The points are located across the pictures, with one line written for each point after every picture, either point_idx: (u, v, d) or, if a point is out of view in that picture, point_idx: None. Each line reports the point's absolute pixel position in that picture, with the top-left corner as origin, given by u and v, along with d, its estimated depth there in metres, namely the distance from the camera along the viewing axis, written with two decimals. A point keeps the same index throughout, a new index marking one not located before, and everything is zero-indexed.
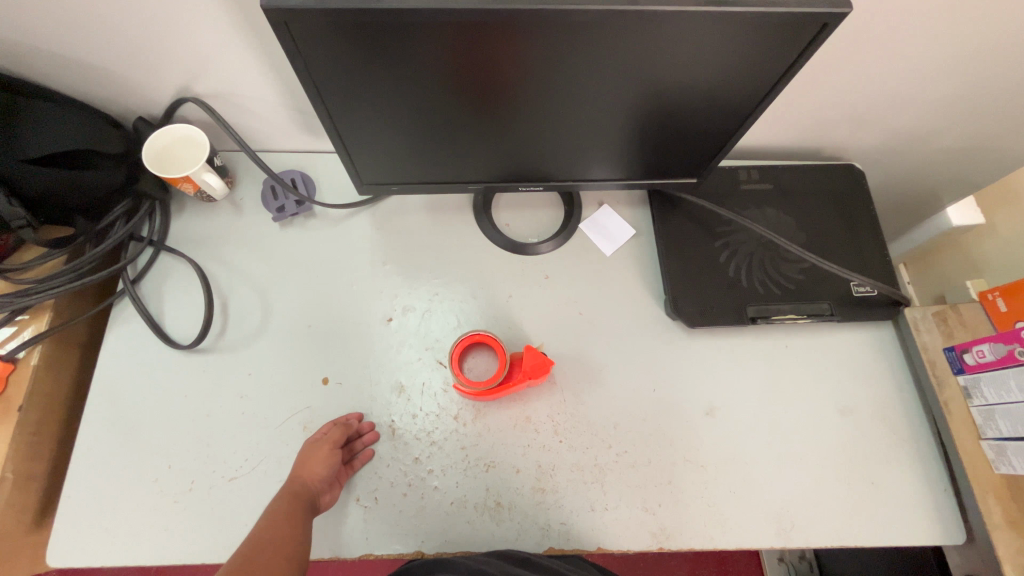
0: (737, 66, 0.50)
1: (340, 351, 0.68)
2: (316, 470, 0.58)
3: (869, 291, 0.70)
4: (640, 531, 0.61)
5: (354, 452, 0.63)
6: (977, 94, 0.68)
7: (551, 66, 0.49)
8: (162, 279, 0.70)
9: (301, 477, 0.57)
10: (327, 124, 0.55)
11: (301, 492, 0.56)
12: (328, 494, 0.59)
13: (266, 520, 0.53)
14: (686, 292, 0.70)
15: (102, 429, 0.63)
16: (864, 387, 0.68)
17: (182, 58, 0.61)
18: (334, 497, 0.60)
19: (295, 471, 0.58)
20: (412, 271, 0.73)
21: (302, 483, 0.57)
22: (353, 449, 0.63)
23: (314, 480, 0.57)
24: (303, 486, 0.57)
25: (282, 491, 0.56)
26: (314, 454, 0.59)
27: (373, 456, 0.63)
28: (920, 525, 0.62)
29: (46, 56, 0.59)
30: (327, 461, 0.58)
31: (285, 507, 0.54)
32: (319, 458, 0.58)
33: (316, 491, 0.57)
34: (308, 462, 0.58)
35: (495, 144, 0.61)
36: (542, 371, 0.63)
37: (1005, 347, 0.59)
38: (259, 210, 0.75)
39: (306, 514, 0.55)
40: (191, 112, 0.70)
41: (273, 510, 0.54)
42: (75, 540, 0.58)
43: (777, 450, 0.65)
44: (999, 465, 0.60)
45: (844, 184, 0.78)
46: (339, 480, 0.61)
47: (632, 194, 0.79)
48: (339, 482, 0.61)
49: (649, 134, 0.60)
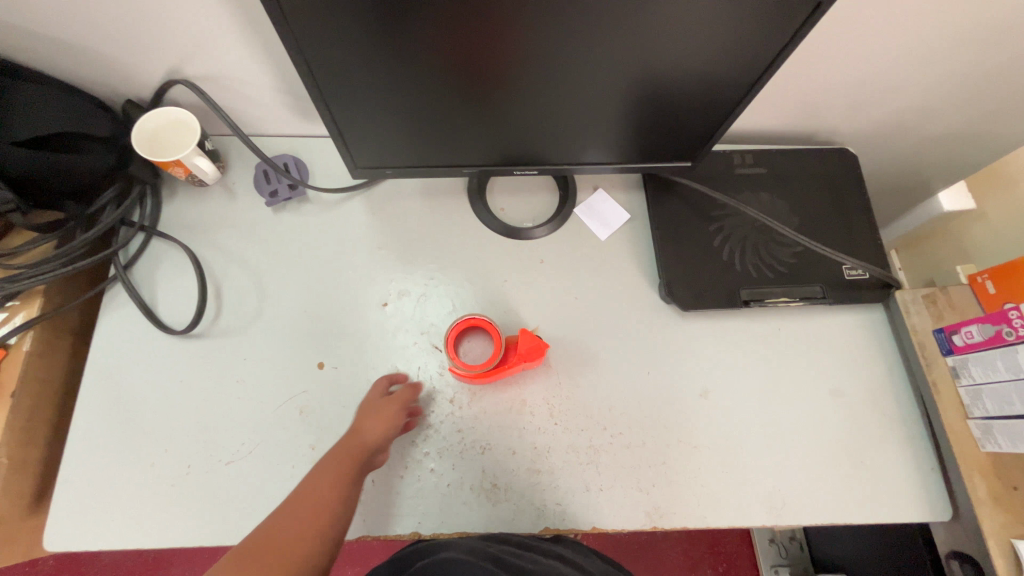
0: (730, 44, 0.50)
1: (335, 336, 0.68)
2: (379, 428, 0.59)
3: (860, 274, 0.71)
4: (635, 511, 0.61)
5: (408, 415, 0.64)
6: (970, 78, 0.69)
7: (545, 44, 0.49)
8: (155, 265, 0.70)
9: (362, 435, 0.58)
10: (320, 106, 0.54)
11: (359, 451, 0.57)
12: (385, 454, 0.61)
13: (319, 471, 0.55)
14: (681, 276, 0.70)
15: (97, 415, 0.62)
16: (855, 369, 0.69)
17: (173, 40, 0.60)
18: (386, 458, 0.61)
19: (358, 425, 0.59)
20: (408, 257, 0.73)
21: (361, 444, 0.58)
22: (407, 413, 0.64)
23: (375, 438, 0.58)
24: (363, 443, 0.58)
25: (342, 445, 0.57)
26: (381, 412, 0.60)
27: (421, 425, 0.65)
28: (909, 503, 0.63)
29: (32, 37, 0.58)
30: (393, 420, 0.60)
31: (342, 465, 0.55)
32: (385, 416, 0.59)
33: (373, 451, 0.58)
34: (372, 419, 0.59)
35: (489, 127, 0.60)
36: (537, 354, 0.63)
37: (993, 328, 0.60)
38: (251, 195, 0.74)
39: (359, 477, 0.56)
40: (181, 94, 0.69)
41: (329, 464, 0.55)
42: (72, 525, 0.58)
43: (769, 432, 0.66)
44: (985, 443, 0.62)
45: (837, 169, 0.78)
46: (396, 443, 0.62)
47: (626, 179, 0.79)
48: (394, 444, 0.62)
49: (644, 116, 0.60)
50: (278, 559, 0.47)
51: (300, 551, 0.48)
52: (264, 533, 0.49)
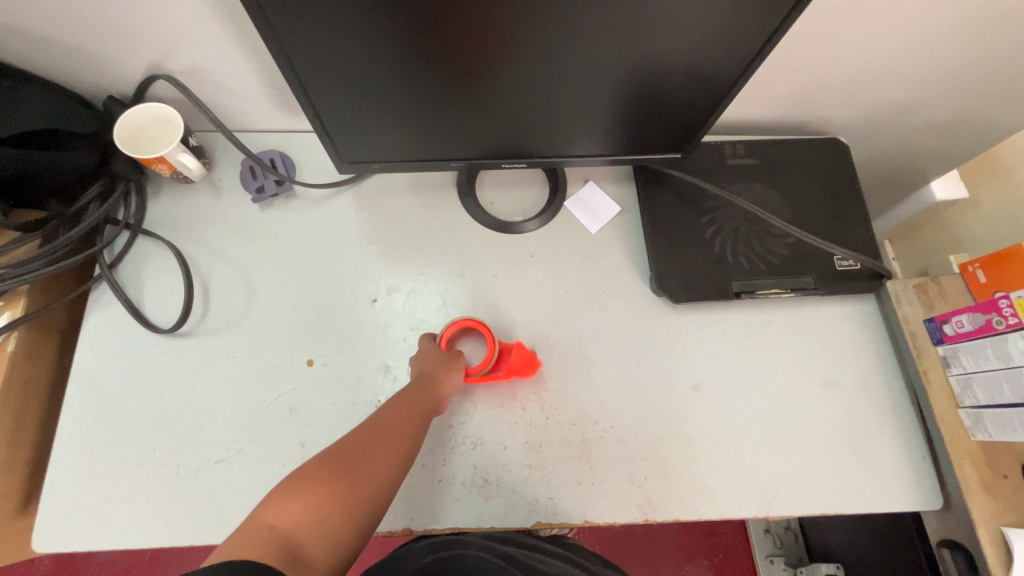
0: (719, 30, 0.49)
1: (325, 333, 0.67)
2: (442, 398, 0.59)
3: (852, 264, 0.71)
4: (627, 504, 0.61)
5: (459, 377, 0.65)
6: (960, 68, 0.68)
7: (531, 31, 0.48)
8: (141, 263, 0.69)
9: (435, 385, 0.58)
10: (303, 99, 0.53)
11: (431, 399, 0.57)
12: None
13: (401, 404, 0.55)
14: (672, 269, 0.70)
15: (84, 416, 0.62)
16: (847, 360, 0.69)
17: (152, 34, 0.59)
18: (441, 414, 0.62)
19: (432, 379, 0.58)
20: (397, 252, 0.72)
21: (434, 393, 0.58)
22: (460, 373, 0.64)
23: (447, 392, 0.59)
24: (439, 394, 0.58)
25: (423, 387, 0.57)
26: (443, 384, 0.59)
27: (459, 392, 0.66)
28: (900, 492, 0.63)
29: (8, 33, 0.57)
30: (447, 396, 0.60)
31: (423, 407, 0.56)
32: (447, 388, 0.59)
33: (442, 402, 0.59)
34: (439, 386, 0.58)
35: (477, 119, 0.59)
36: (530, 369, 0.65)
37: (983, 316, 0.60)
38: (238, 191, 0.73)
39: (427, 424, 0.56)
40: (163, 90, 0.68)
41: (411, 399, 0.56)
42: (61, 526, 0.58)
43: (761, 423, 0.65)
44: (976, 432, 0.62)
45: (829, 159, 0.77)
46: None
47: (617, 171, 0.78)
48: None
49: (633, 106, 0.59)
50: (370, 477, 0.48)
51: (386, 476, 0.49)
52: (355, 449, 0.49)
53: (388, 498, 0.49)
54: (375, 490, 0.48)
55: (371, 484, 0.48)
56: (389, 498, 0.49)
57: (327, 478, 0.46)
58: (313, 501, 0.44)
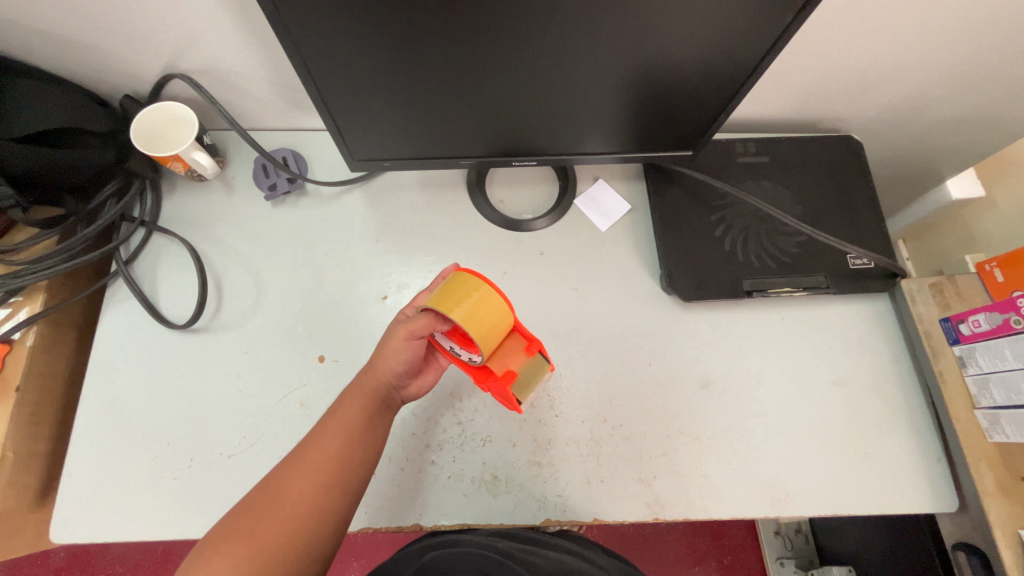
0: (731, 26, 0.49)
1: (335, 329, 0.68)
2: (390, 367, 0.56)
3: (865, 263, 0.70)
4: (635, 503, 0.61)
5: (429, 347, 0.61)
6: (974, 65, 0.67)
7: (541, 28, 0.48)
8: (155, 260, 0.70)
9: (375, 374, 0.56)
10: (315, 96, 0.53)
11: (373, 391, 0.56)
12: (414, 385, 0.60)
13: (327, 425, 0.54)
14: (682, 267, 0.69)
15: (100, 410, 0.63)
16: (860, 360, 0.68)
17: (169, 34, 0.60)
18: (417, 387, 0.60)
19: (368, 367, 0.56)
20: (406, 250, 0.72)
21: (374, 383, 0.56)
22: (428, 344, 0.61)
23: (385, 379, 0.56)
24: (376, 385, 0.56)
25: (354, 392, 0.56)
26: (387, 349, 0.56)
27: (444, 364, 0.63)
28: (914, 494, 0.62)
29: (29, 33, 0.58)
30: (404, 357, 0.56)
31: (353, 418, 0.54)
32: (394, 350, 0.56)
33: (389, 390, 0.57)
34: (380, 359, 0.56)
35: (486, 116, 0.59)
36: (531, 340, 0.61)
37: (1001, 316, 0.59)
38: (251, 189, 0.74)
39: (369, 426, 0.55)
40: (178, 89, 0.69)
41: (339, 416, 0.54)
42: (76, 517, 0.59)
43: (771, 422, 0.65)
44: (993, 433, 0.61)
45: (841, 156, 0.77)
46: (439, 367, 0.63)
47: (627, 169, 0.78)
48: (440, 368, 0.63)
49: (643, 103, 0.59)
50: (289, 516, 0.48)
51: (311, 508, 0.49)
52: (272, 490, 0.49)
53: (325, 526, 0.50)
54: (297, 526, 0.48)
55: (290, 522, 0.48)
56: (327, 526, 0.50)
57: (245, 529, 0.47)
58: (229, 557, 0.45)
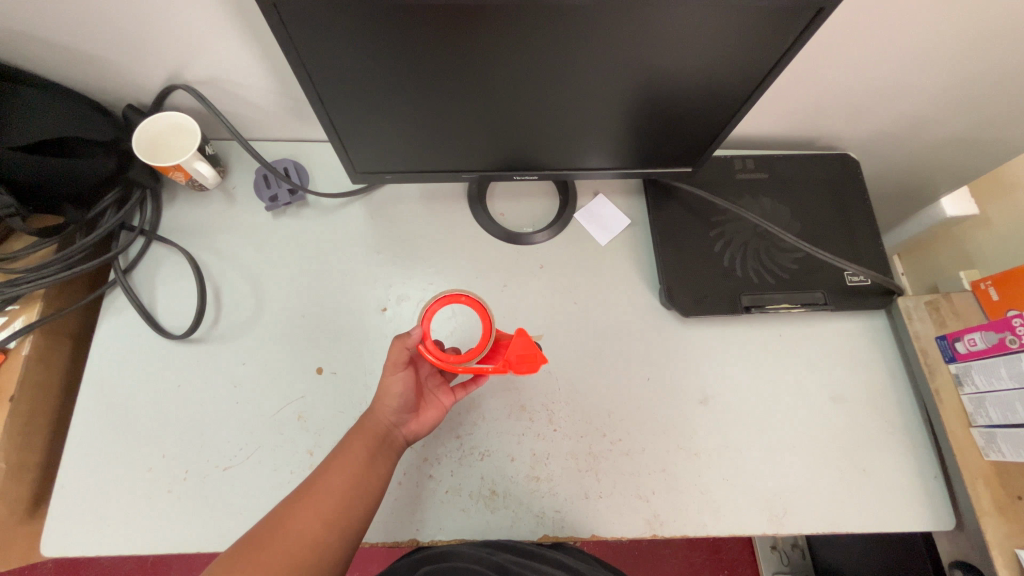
0: (732, 48, 0.50)
1: (334, 341, 0.68)
2: (385, 403, 0.58)
3: (862, 280, 0.71)
4: (634, 519, 0.61)
5: (428, 388, 0.63)
6: (970, 86, 0.69)
7: (545, 48, 0.48)
8: (154, 270, 0.70)
9: (374, 412, 0.58)
10: (319, 109, 0.54)
11: (373, 428, 0.57)
12: (414, 424, 0.60)
13: (332, 460, 0.55)
14: (681, 281, 0.70)
15: (93, 421, 0.62)
16: (856, 376, 0.68)
17: (175, 47, 0.60)
18: (417, 428, 0.60)
19: (370, 408, 0.58)
20: (405, 261, 0.72)
21: (375, 419, 0.57)
22: (425, 384, 0.63)
23: (386, 417, 0.58)
24: (377, 424, 0.57)
25: (358, 431, 0.57)
26: (381, 388, 0.58)
27: (446, 408, 0.62)
28: (912, 511, 0.62)
29: (31, 41, 0.58)
30: (397, 390, 0.58)
31: (358, 457, 0.54)
32: (386, 385, 0.58)
33: (389, 428, 0.58)
34: (377, 398, 0.58)
35: (488, 131, 0.60)
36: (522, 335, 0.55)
37: (997, 335, 0.59)
38: (251, 199, 0.74)
39: (373, 462, 0.55)
40: (182, 99, 0.69)
41: (344, 452, 0.55)
42: (67, 529, 0.58)
43: (771, 438, 0.65)
44: (989, 452, 0.61)
45: (838, 174, 0.78)
46: (442, 405, 0.62)
47: (626, 183, 0.79)
48: (443, 406, 0.62)
49: (643, 120, 0.60)
50: (291, 548, 0.48)
51: (314, 541, 0.50)
52: (276, 522, 0.50)
53: (326, 564, 0.49)
54: (299, 560, 0.48)
55: (290, 558, 0.48)
56: (329, 562, 0.50)
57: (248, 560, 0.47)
58: None
